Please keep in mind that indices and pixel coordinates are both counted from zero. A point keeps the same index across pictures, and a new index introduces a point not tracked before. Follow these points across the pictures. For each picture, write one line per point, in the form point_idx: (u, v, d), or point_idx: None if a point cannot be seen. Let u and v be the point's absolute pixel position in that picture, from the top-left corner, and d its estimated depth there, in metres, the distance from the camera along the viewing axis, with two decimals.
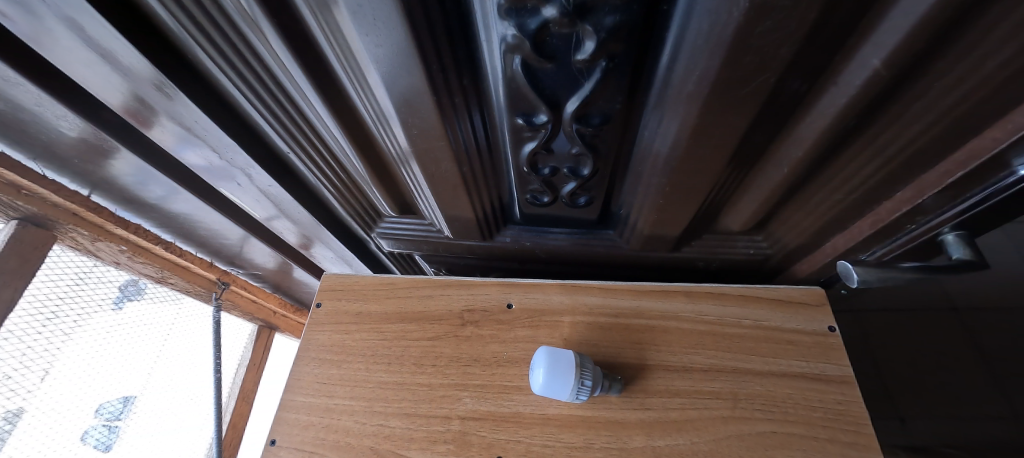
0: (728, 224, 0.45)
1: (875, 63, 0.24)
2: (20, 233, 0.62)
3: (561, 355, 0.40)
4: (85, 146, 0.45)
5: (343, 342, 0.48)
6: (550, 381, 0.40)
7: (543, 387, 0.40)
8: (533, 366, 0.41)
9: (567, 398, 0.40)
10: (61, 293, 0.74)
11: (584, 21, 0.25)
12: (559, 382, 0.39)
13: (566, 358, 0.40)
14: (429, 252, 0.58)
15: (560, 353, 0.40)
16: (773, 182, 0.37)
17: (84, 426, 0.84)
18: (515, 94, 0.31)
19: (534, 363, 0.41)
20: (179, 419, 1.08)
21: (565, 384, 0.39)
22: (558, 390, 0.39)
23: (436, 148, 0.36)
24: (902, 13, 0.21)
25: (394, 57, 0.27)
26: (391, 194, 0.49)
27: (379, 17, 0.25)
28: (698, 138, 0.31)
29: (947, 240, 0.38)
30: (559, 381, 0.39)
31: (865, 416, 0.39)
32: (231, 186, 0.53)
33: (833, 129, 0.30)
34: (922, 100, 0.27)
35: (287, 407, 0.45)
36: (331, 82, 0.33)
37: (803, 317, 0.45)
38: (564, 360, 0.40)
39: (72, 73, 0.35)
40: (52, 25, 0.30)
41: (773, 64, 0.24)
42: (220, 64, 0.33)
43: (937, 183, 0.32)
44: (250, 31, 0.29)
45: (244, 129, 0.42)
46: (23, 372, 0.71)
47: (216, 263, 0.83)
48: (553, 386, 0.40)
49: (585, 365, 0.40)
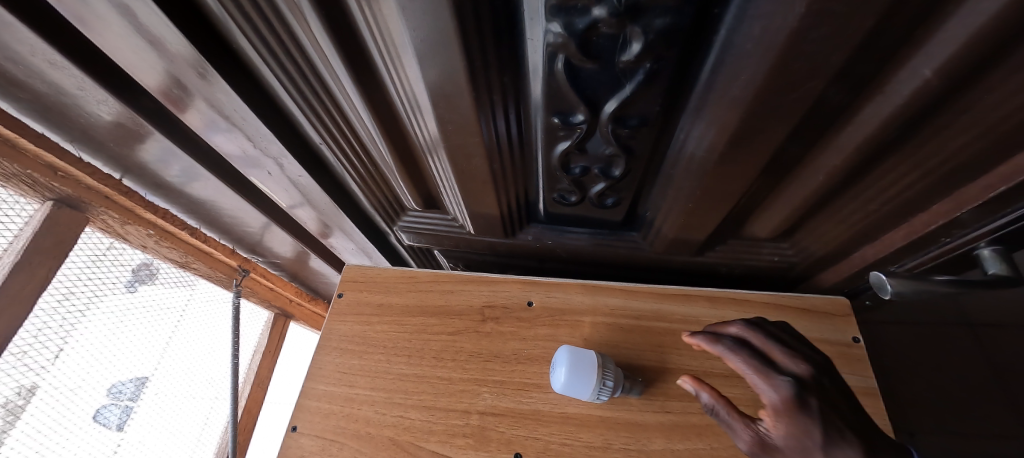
0: (755, 231, 0.45)
1: (927, 73, 0.24)
2: (55, 214, 0.60)
3: (585, 355, 0.41)
4: (121, 129, 0.46)
5: (365, 333, 0.49)
6: (571, 380, 0.40)
7: (564, 386, 0.40)
8: (555, 364, 0.41)
9: (588, 397, 0.40)
10: (82, 269, 0.71)
11: (633, 23, 0.25)
12: (580, 382, 0.39)
13: (587, 358, 0.40)
14: (449, 247, 0.58)
15: (583, 353, 0.40)
16: (806, 190, 0.37)
17: (96, 404, 0.78)
18: (555, 93, 0.31)
19: (556, 361, 0.42)
20: (187, 405, 1.03)
21: (587, 383, 0.39)
22: (577, 389, 0.40)
23: (470, 143, 0.36)
24: (959, 24, 0.21)
25: (437, 50, 0.28)
26: (416, 187, 0.49)
27: (427, 11, 0.25)
28: (736, 143, 0.30)
29: (983, 255, 0.37)
30: (580, 381, 0.39)
31: (888, 429, 0.39)
32: (261, 175, 0.54)
33: (875, 137, 0.29)
34: (970, 112, 0.26)
35: (308, 395, 0.46)
36: (370, 73, 0.33)
37: (827, 327, 0.45)
38: (587, 360, 0.40)
39: (116, 57, 0.36)
40: (105, 10, 0.30)
41: (822, 71, 0.24)
42: (264, 54, 0.33)
43: (978, 197, 0.32)
44: (296, 22, 0.29)
45: (279, 119, 0.42)
46: (41, 346, 0.66)
47: (238, 249, 0.86)
48: (573, 386, 0.39)
49: (607, 364, 0.41)
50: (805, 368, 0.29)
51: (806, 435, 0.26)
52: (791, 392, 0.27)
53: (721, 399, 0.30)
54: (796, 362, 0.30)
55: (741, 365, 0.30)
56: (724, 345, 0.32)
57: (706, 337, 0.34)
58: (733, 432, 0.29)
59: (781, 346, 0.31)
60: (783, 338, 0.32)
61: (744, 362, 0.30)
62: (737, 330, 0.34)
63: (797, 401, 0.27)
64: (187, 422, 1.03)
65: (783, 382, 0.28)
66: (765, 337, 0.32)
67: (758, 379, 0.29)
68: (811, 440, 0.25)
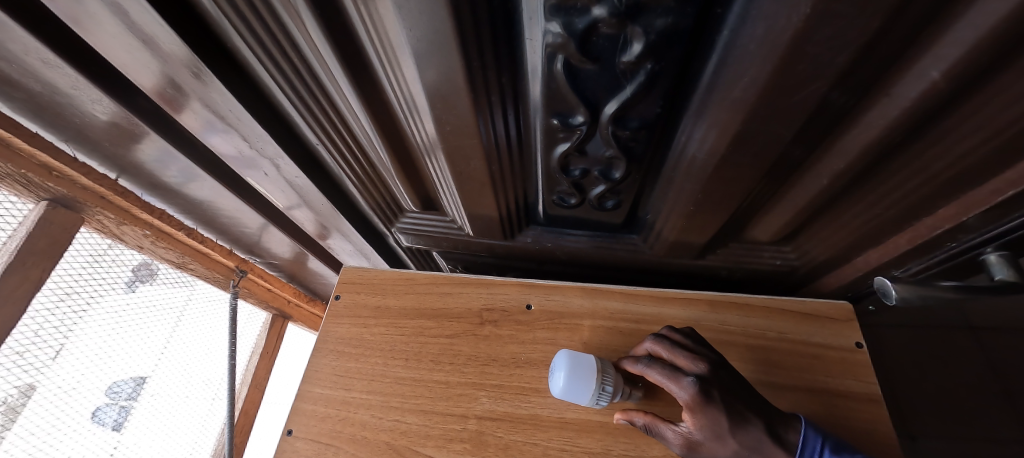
0: (757, 234, 0.45)
1: (934, 75, 0.23)
2: (51, 214, 0.60)
3: (582, 358, 0.40)
4: (117, 129, 0.45)
5: (362, 336, 0.48)
6: (569, 384, 0.39)
7: (561, 391, 0.39)
8: (552, 368, 0.41)
9: (586, 402, 0.39)
10: (80, 269, 0.70)
11: (634, 23, 0.24)
12: (578, 386, 0.39)
13: (584, 361, 0.40)
14: (447, 249, 0.58)
15: (581, 357, 0.40)
16: (809, 194, 0.36)
17: (94, 405, 0.78)
18: (554, 94, 0.30)
19: (553, 365, 0.41)
20: (186, 405, 1.02)
21: (585, 388, 0.39)
22: (575, 394, 0.39)
23: (468, 144, 0.36)
24: (968, 25, 0.20)
25: (434, 50, 0.27)
26: (414, 188, 0.49)
27: (424, 10, 0.24)
28: (739, 145, 0.30)
29: (990, 260, 0.37)
30: (578, 384, 0.39)
31: (891, 436, 0.39)
32: (258, 175, 0.53)
33: (880, 140, 0.29)
34: (978, 115, 0.26)
35: (304, 398, 0.45)
36: (366, 74, 0.33)
37: (829, 332, 0.44)
38: (585, 365, 0.40)
39: (110, 57, 0.35)
40: (97, 9, 0.30)
41: (826, 73, 0.23)
42: (259, 54, 0.33)
43: (985, 201, 0.32)
44: (290, 21, 0.29)
45: (275, 119, 0.42)
46: (39, 347, 0.66)
47: (236, 250, 0.86)
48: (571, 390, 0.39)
49: (606, 369, 0.40)
50: (704, 364, 0.36)
51: (716, 424, 0.33)
52: (695, 391, 0.34)
53: (650, 418, 0.37)
54: (696, 361, 0.36)
55: (659, 376, 0.36)
56: (645, 366, 0.38)
57: (631, 359, 0.41)
58: (671, 437, 0.36)
59: (680, 351, 0.38)
60: (683, 342, 0.39)
61: (661, 375, 0.36)
62: (649, 344, 0.40)
63: (702, 396, 0.34)
64: (184, 422, 1.03)
65: (689, 383, 0.34)
66: (668, 347, 0.39)
67: (672, 385, 0.35)
68: (716, 421, 0.33)
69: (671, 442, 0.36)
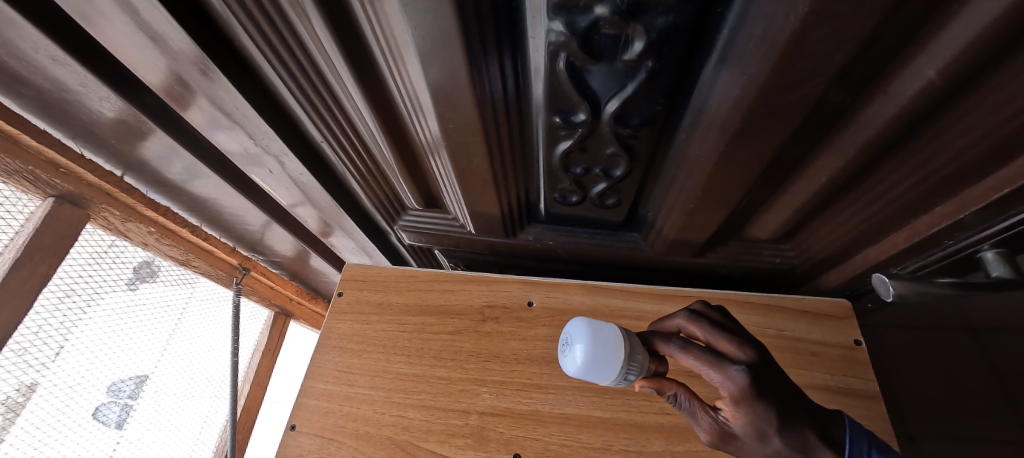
0: (756, 232, 0.45)
1: (930, 73, 0.24)
2: (56, 210, 0.60)
3: (606, 333, 0.33)
4: (123, 126, 0.46)
5: (364, 332, 0.49)
6: (595, 364, 0.33)
7: (585, 370, 0.33)
8: (569, 342, 0.35)
9: (601, 382, 0.33)
10: (83, 267, 0.71)
11: (635, 21, 0.25)
12: (606, 366, 0.32)
13: (609, 335, 0.33)
14: (449, 247, 0.58)
15: (603, 332, 0.33)
16: (808, 192, 0.37)
17: (97, 402, 0.78)
18: (556, 92, 0.31)
19: (569, 338, 0.35)
20: (187, 404, 1.03)
21: (603, 367, 0.32)
22: (603, 374, 0.33)
23: (471, 142, 0.36)
24: (963, 24, 0.21)
25: (438, 48, 0.27)
26: (417, 185, 0.49)
27: (430, 9, 0.25)
28: (738, 143, 0.30)
29: (986, 257, 0.37)
30: (606, 363, 0.32)
31: (889, 432, 0.39)
32: (262, 173, 0.54)
33: (878, 138, 0.29)
34: (973, 113, 0.26)
35: (307, 393, 0.46)
36: (371, 72, 0.33)
37: (828, 329, 0.44)
38: (609, 341, 0.32)
39: (118, 54, 0.36)
40: (107, 8, 0.30)
41: (825, 71, 0.24)
42: (265, 52, 0.33)
43: (982, 198, 0.32)
44: (297, 19, 0.29)
45: (280, 117, 0.42)
46: (42, 343, 0.66)
47: (238, 248, 0.86)
48: (598, 370, 0.33)
49: (637, 346, 0.33)
50: (751, 353, 0.28)
51: (761, 421, 0.25)
52: (747, 381, 0.25)
53: (685, 391, 0.29)
54: (741, 350, 0.28)
55: (698, 364, 0.27)
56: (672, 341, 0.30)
57: (647, 332, 0.35)
58: (693, 421, 0.28)
59: (717, 331, 0.30)
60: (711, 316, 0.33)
61: (701, 362, 0.27)
62: (678, 320, 0.34)
63: (754, 388, 0.25)
64: (186, 420, 1.03)
65: (738, 373, 0.26)
66: (707, 329, 0.31)
67: (712, 372, 0.27)
68: (767, 423, 0.25)
69: (695, 430, 0.28)
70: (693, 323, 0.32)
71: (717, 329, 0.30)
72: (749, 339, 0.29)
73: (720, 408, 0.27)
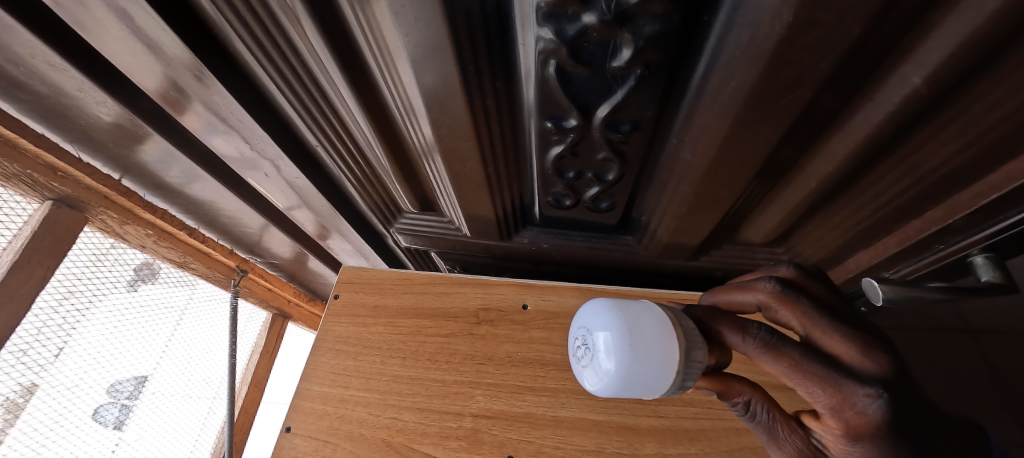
0: (750, 236, 0.45)
1: (915, 81, 0.24)
2: (54, 213, 0.60)
3: (645, 317, 0.28)
4: (120, 130, 0.46)
5: (359, 334, 0.49)
6: (634, 359, 0.27)
7: (618, 368, 0.28)
8: (591, 333, 0.30)
9: (644, 389, 0.28)
10: (82, 268, 0.71)
11: (623, 29, 0.25)
12: (651, 358, 0.27)
13: (650, 321, 0.28)
14: (445, 249, 0.58)
15: (642, 326, 0.28)
16: (799, 196, 0.37)
17: (96, 402, 0.79)
18: (547, 98, 0.31)
19: (591, 328, 0.30)
20: (186, 405, 1.03)
21: (648, 370, 0.27)
22: (641, 373, 0.27)
23: (463, 147, 0.36)
24: (945, 34, 0.21)
25: (430, 54, 0.28)
26: (413, 189, 0.49)
27: (420, 17, 0.25)
28: (727, 149, 0.31)
29: (976, 262, 0.38)
30: (649, 357, 0.27)
31: None
32: (258, 176, 0.54)
33: (866, 144, 0.29)
34: (959, 120, 0.26)
35: (303, 395, 0.46)
36: (364, 77, 0.33)
37: None
38: (652, 335, 0.27)
39: (114, 59, 0.36)
40: (103, 15, 0.31)
41: (811, 78, 0.24)
42: (260, 59, 0.34)
43: (970, 204, 0.33)
44: (291, 26, 0.30)
45: (275, 121, 0.43)
46: (42, 345, 0.66)
47: (235, 249, 0.87)
48: (635, 366, 0.27)
49: (693, 339, 0.27)
50: (882, 361, 0.20)
51: None
52: (873, 410, 0.19)
53: (761, 398, 0.24)
54: (871, 358, 0.20)
55: (798, 380, 0.20)
56: (757, 339, 0.22)
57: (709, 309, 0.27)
58: (771, 441, 0.23)
59: (827, 324, 0.21)
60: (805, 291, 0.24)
61: (810, 382, 0.20)
62: (758, 294, 0.25)
63: (885, 423, 0.19)
64: (185, 421, 1.03)
65: (870, 402, 0.19)
66: (814, 319, 0.22)
67: (825, 396, 0.19)
68: None
69: (769, 450, 0.23)
70: (783, 303, 0.23)
71: (825, 318, 0.22)
72: (865, 328, 0.21)
73: (822, 437, 0.21)
